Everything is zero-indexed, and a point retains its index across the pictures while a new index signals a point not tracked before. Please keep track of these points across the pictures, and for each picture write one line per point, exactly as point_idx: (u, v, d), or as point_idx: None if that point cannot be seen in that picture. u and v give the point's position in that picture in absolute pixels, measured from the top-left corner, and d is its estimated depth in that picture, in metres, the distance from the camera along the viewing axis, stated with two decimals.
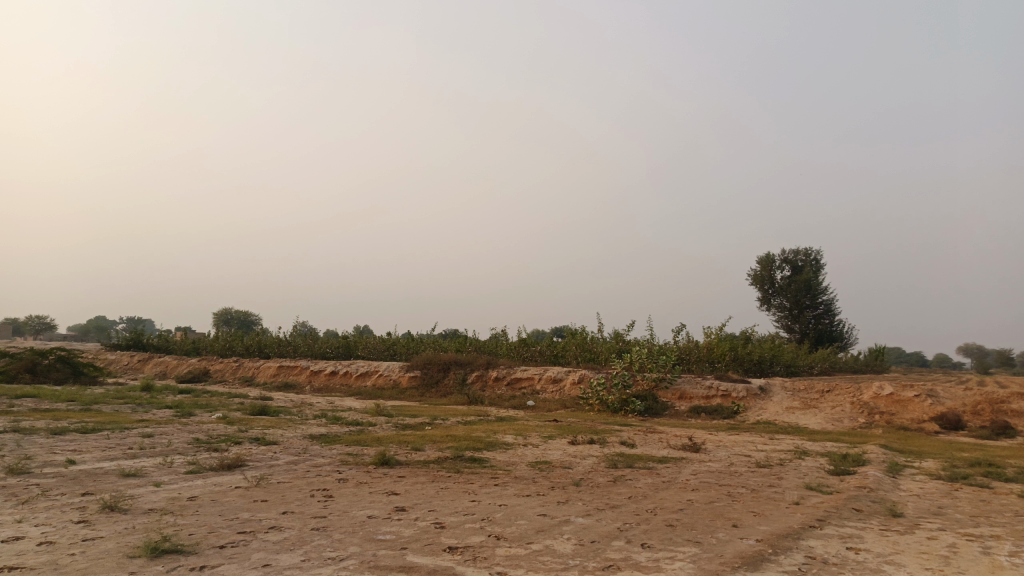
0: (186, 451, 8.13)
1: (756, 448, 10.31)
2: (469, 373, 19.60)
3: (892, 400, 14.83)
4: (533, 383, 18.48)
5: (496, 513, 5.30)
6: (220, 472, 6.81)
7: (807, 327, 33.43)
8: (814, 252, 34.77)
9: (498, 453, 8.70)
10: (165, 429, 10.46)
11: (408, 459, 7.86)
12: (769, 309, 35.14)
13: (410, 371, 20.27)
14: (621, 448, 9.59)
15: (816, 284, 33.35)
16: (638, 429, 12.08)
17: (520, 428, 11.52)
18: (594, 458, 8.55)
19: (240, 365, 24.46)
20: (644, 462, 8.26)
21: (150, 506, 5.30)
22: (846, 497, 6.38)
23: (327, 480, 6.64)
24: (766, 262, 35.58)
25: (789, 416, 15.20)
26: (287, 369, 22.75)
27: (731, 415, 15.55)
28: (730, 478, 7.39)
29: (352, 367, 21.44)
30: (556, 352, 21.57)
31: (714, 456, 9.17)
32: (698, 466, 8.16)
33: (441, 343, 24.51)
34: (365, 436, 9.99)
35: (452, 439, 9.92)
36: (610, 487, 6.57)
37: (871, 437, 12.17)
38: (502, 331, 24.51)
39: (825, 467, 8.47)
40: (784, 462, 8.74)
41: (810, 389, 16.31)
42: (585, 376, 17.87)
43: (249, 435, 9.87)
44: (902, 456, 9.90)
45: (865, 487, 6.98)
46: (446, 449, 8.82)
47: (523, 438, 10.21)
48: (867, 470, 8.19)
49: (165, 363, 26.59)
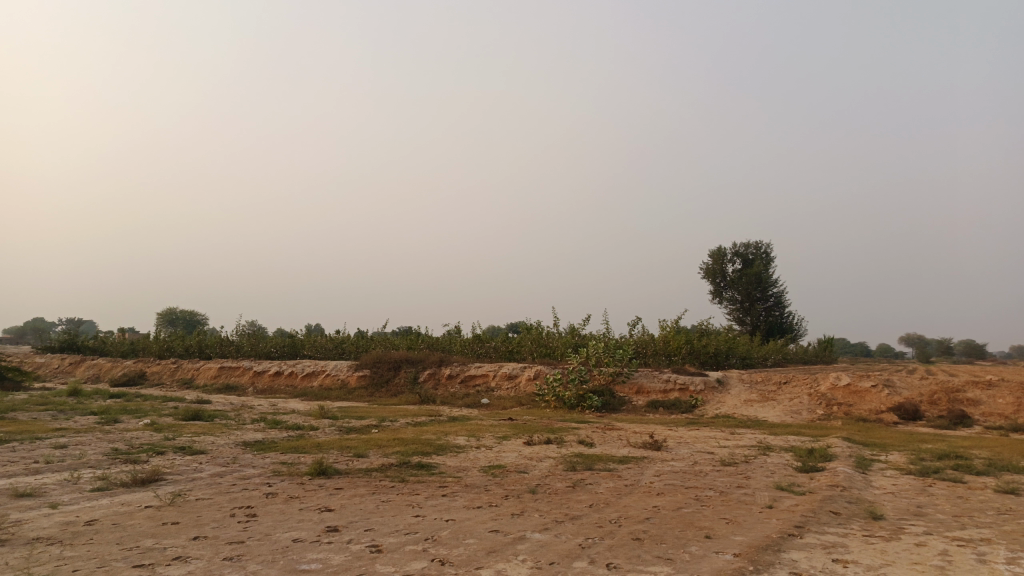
0: (99, 464, 7.29)
1: (719, 444, 9.89)
2: (421, 371, 18.91)
3: (850, 391, 14.68)
4: (488, 380, 17.89)
5: (442, 531, 4.68)
6: (130, 490, 6.03)
7: (759, 319, 33.60)
8: (764, 245, 35.01)
9: (448, 457, 8.06)
10: (83, 438, 9.52)
11: (349, 467, 7.19)
12: (722, 303, 35.22)
13: (359, 370, 19.47)
14: (579, 448, 9.06)
15: (767, 277, 33.53)
16: (596, 427, 11.58)
17: (473, 429, 10.93)
18: (551, 460, 7.98)
19: (179, 366, 23.28)
20: (604, 463, 7.73)
21: (34, 535, 4.54)
22: (822, 498, 5.93)
23: (253, 495, 5.92)
24: (717, 255, 35.66)
25: (747, 409, 14.93)
26: (229, 371, 21.69)
27: (690, 410, 15.21)
28: (696, 479, 6.90)
29: (298, 367, 20.52)
30: (510, 348, 21.02)
31: (676, 454, 8.71)
32: (661, 467, 7.66)
33: (392, 340, 23.73)
34: (305, 442, 9.24)
35: (399, 442, 9.25)
36: (569, 494, 5.99)
37: (832, 429, 11.92)
38: (454, 327, 23.85)
39: (793, 463, 8.07)
40: (749, 460, 8.32)
41: (767, 381, 16.09)
42: (540, 372, 17.34)
43: (175, 444, 9.03)
44: (866, 449, 9.62)
45: (838, 486, 6.57)
46: (392, 454, 8.14)
47: (475, 439, 9.59)
48: (836, 466, 7.81)
49: (99, 366, 25.23)
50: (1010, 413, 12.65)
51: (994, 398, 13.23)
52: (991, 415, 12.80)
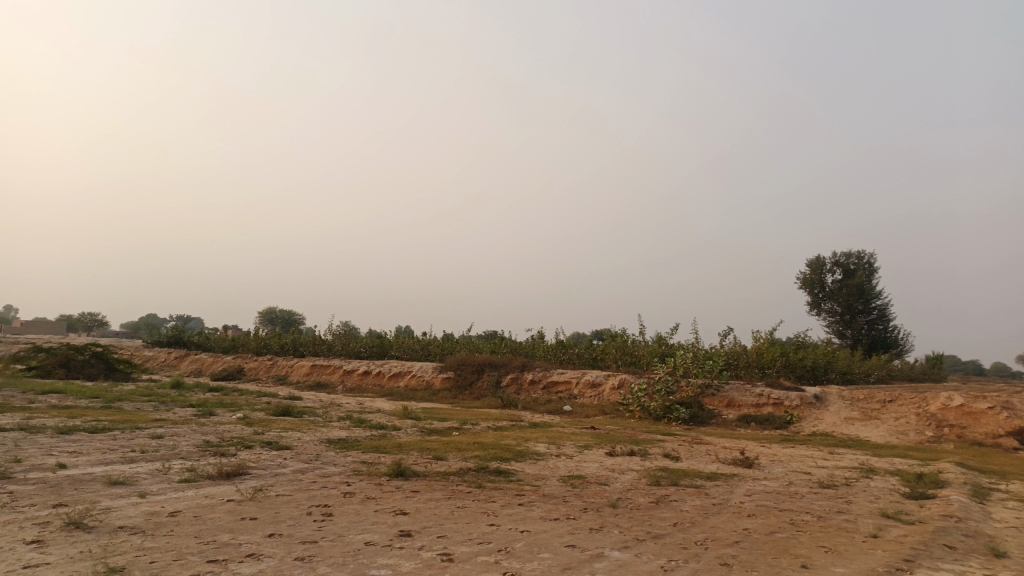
0: (189, 455, 7.51)
1: (816, 464, 9.29)
2: (504, 375, 18.83)
3: (963, 412, 13.59)
4: (571, 387, 17.62)
5: (516, 543, 4.49)
6: (215, 483, 6.14)
7: (860, 332, 31.83)
8: (867, 255, 33.19)
9: (527, 464, 7.88)
10: (178, 430, 9.88)
11: (427, 470, 7.11)
12: (820, 315, 33.59)
13: (443, 372, 19.59)
14: (664, 461, 8.69)
15: (870, 289, 31.75)
16: (682, 440, 11.14)
17: (554, 436, 10.71)
18: (634, 473, 7.67)
19: (274, 363, 24.14)
20: (690, 479, 7.36)
21: (120, 524, 4.64)
22: (934, 530, 5.39)
23: (331, 494, 5.91)
24: (816, 265, 34.07)
25: (847, 427, 14.06)
26: (320, 369, 22.30)
27: (784, 426, 14.47)
28: (790, 501, 6.45)
29: (385, 368, 20.86)
30: (595, 355, 20.67)
31: (769, 473, 8.22)
32: (752, 486, 7.22)
33: (477, 344, 23.80)
34: (386, 442, 9.27)
35: (479, 446, 9.14)
36: (652, 511, 5.69)
37: (943, 453, 11.02)
38: (539, 333, 23.69)
39: (900, 489, 7.44)
40: (850, 483, 7.74)
41: (870, 399, 15.13)
42: (625, 381, 16.94)
43: (262, 439, 9.24)
44: (983, 477, 8.80)
45: (952, 516, 5.98)
46: (471, 459, 8.03)
47: (556, 447, 9.37)
48: (949, 494, 7.15)
49: (201, 361, 26.49)
50: None
51: None
52: None
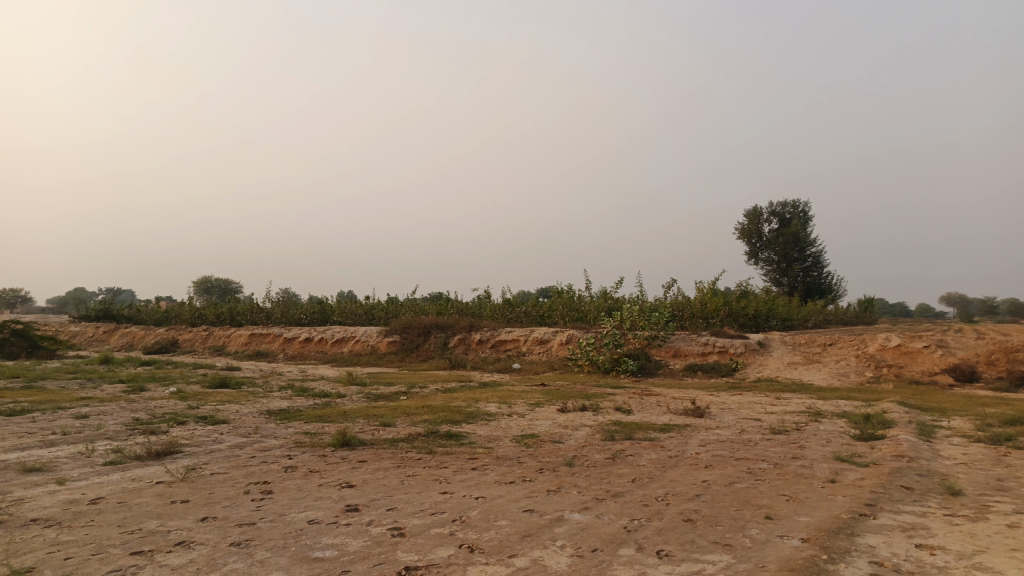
0: (116, 435, 7.01)
1: (765, 410, 9.34)
2: (450, 336, 18.56)
3: (900, 352, 13.97)
4: (519, 345, 17.48)
5: (470, 511, 4.24)
6: (143, 464, 5.70)
7: (796, 280, 32.61)
8: (802, 204, 33.83)
9: (478, 426, 7.64)
10: (106, 407, 9.30)
11: (374, 438, 6.79)
12: (758, 264, 34.23)
13: (388, 335, 19.18)
14: (616, 415, 8.57)
15: (805, 237, 32.46)
16: (633, 392, 11.09)
17: (504, 395, 10.51)
18: (587, 429, 7.51)
19: (211, 333, 23.27)
20: (644, 432, 7.24)
21: (32, 516, 4.20)
22: (889, 471, 5.37)
23: (272, 469, 5.55)
24: (753, 215, 34.55)
25: (791, 372, 14.31)
26: (259, 338, 21.60)
27: (730, 374, 14.64)
28: (745, 450, 6.38)
29: (328, 333, 20.32)
30: (541, 312, 20.54)
31: (721, 422, 8.19)
32: (706, 436, 7.16)
33: (422, 305, 23.40)
34: (331, 410, 8.91)
35: (428, 410, 8.86)
36: (609, 468, 5.52)
37: (884, 393, 11.26)
38: (485, 292, 23.41)
39: (849, 431, 7.48)
40: (801, 427, 7.77)
41: (811, 343, 15.44)
42: (573, 336, 16.87)
43: (197, 413, 8.75)
44: (925, 414, 8.98)
45: (904, 456, 5.99)
46: (420, 423, 7.75)
47: (507, 407, 9.16)
48: (897, 433, 7.21)
49: (133, 334, 25.38)
50: None
51: None
52: None
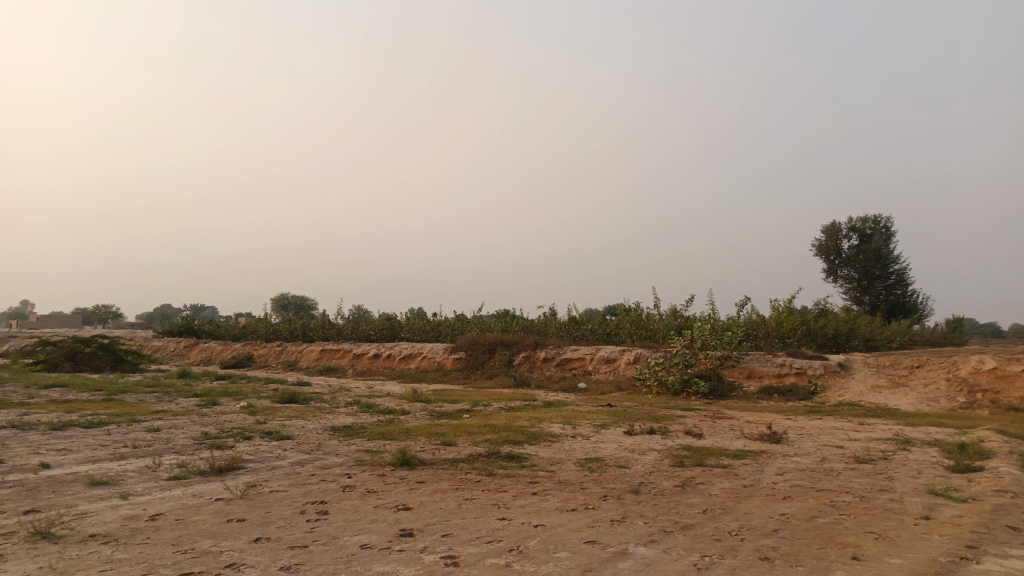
0: (184, 449, 7.10)
1: (847, 437, 8.77)
2: (516, 354, 18.40)
3: (996, 376, 13.02)
4: (586, 364, 17.17)
5: (529, 540, 4.02)
6: (205, 480, 5.71)
7: (878, 298, 31.13)
8: (884, 219, 32.33)
9: (541, 448, 7.41)
10: (177, 421, 9.49)
11: (434, 458, 6.65)
12: (836, 282, 32.86)
13: (454, 353, 19.15)
14: (686, 439, 8.19)
15: (887, 253, 30.98)
16: (704, 415, 10.65)
17: (570, 415, 10.25)
18: (655, 454, 7.18)
19: (283, 349, 23.81)
20: (716, 459, 6.86)
21: (92, 531, 4.20)
22: (991, 508, 4.87)
23: (330, 488, 5.47)
24: (831, 231, 33.22)
25: (875, 396, 13.52)
26: (329, 354, 21.95)
27: (808, 397, 13.94)
28: (827, 480, 5.94)
29: (395, 350, 20.47)
30: (609, 330, 20.17)
31: (799, 449, 7.71)
32: (784, 464, 6.72)
33: (488, 323, 23.34)
34: (394, 427, 8.84)
35: (491, 429, 8.68)
36: (678, 497, 5.21)
37: (980, 420, 10.46)
38: (552, 309, 23.19)
39: (943, 462, 6.91)
40: (888, 456, 7.22)
41: (897, 365, 14.58)
42: (641, 355, 16.44)
43: (263, 428, 8.83)
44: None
45: (1007, 491, 5.45)
46: (482, 443, 7.57)
47: (572, 428, 8.90)
48: (997, 465, 6.60)
49: (211, 349, 26.23)
50: None
51: None
52: None
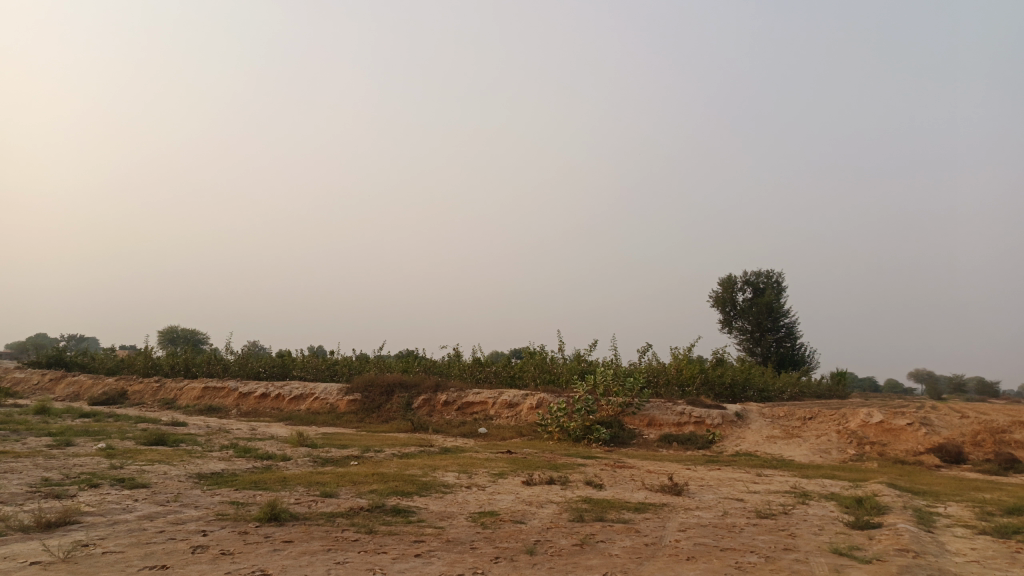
0: (11, 499, 6.07)
1: (747, 489, 8.60)
2: (415, 396, 17.65)
3: (882, 429, 13.41)
4: (487, 408, 16.63)
5: None
6: (25, 538, 4.80)
7: (769, 350, 32.24)
8: (776, 275, 33.75)
9: (431, 500, 6.81)
10: (16, 464, 8.28)
11: (309, 511, 5.93)
12: (731, 333, 33.86)
13: (349, 394, 18.18)
14: (586, 490, 7.78)
15: (778, 307, 32.24)
16: (605, 464, 10.33)
17: (466, 463, 9.66)
18: (553, 507, 6.71)
19: (162, 386, 22.05)
20: (617, 512, 6.46)
21: None
22: (897, 571, 4.65)
23: (179, 549, 4.69)
24: (727, 283, 34.36)
25: (770, 446, 13.62)
26: (213, 391, 20.45)
27: (706, 446, 13.90)
28: (730, 538, 5.64)
29: (286, 389, 19.29)
30: (512, 374, 19.76)
31: (700, 502, 7.43)
32: (685, 519, 6.40)
33: (388, 363, 22.47)
34: (270, 475, 8.00)
35: (379, 478, 8.00)
36: (575, 558, 4.74)
37: (871, 473, 10.60)
38: (454, 351, 22.59)
39: (842, 517, 6.76)
40: (788, 511, 7.04)
41: (790, 416, 14.83)
42: (543, 400, 16.07)
43: (117, 474, 7.79)
44: (918, 498, 8.30)
45: (909, 551, 5.29)
46: (366, 495, 6.87)
47: (467, 477, 8.33)
48: (895, 522, 6.49)
49: (80, 384, 24.02)
50: None
51: None
52: None
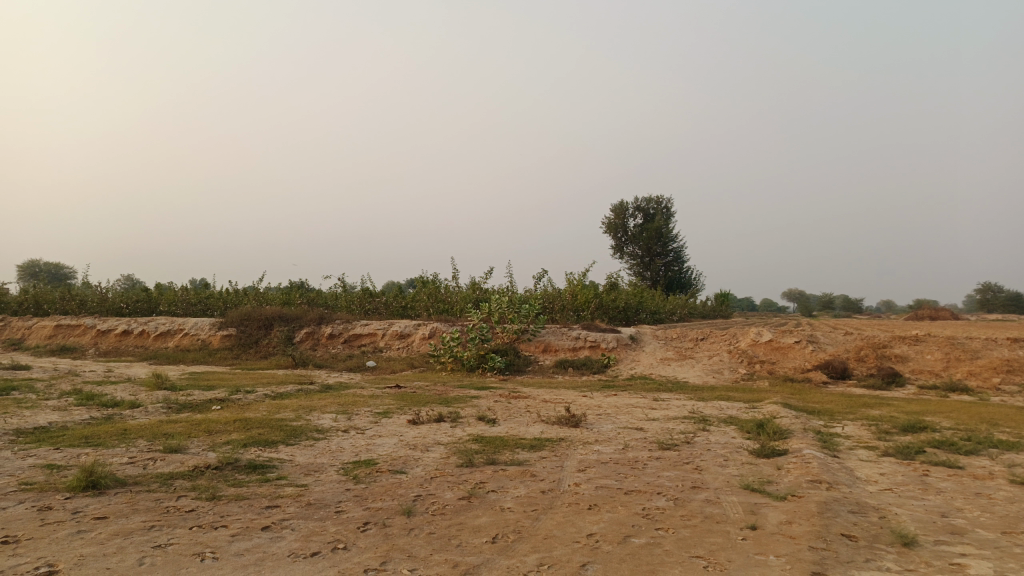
0: None
1: (646, 416, 8.18)
2: (297, 330, 16.46)
3: (772, 347, 13.55)
4: (376, 340, 15.72)
5: None
6: None
7: (658, 274, 32.72)
8: (665, 200, 33.98)
9: (299, 449, 5.89)
10: None
11: (142, 475, 4.89)
12: (622, 258, 34.05)
13: (223, 329, 16.73)
14: (477, 427, 7.08)
15: (667, 232, 32.57)
16: (498, 395, 9.72)
17: (348, 402, 8.78)
18: (440, 450, 5.95)
19: (6, 325, 19.67)
20: (511, 454, 5.77)
21: None
22: (817, 509, 4.18)
23: None
24: (619, 210, 34.30)
25: (664, 369, 13.47)
26: (67, 330, 18.40)
27: (602, 370, 13.63)
28: (635, 477, 5.07)
29: (150, 326, 17.56)
30: (403, 303, 18.81)
31: (599, 434, 6.89)
32: (585, 456, 5.80)
33: (268, 295, 20.95)
34: (109, 428, 6.80)
35: (242, 425, 6.98)
36: (462, 518, 4.00)
37: (764, 393, 10.55)
38: (339, 281, 21.27)
39: (747, 445, 6.38)
40: (691, 440, 6.60)
41: (683, 337, 14.79)
42: (436, 330, 15.29)
43: None
44: (815, 419, 8.14)
45: (823, 484, 4.88)
46: (220, 447, 5.86)
47: (345, 418, 7.45)
48: (801, 448, 6.15)
49: None
50: (941, 371, 11.87)
51: (922, 355, 12.46)
52: (921, 372, 11.98)
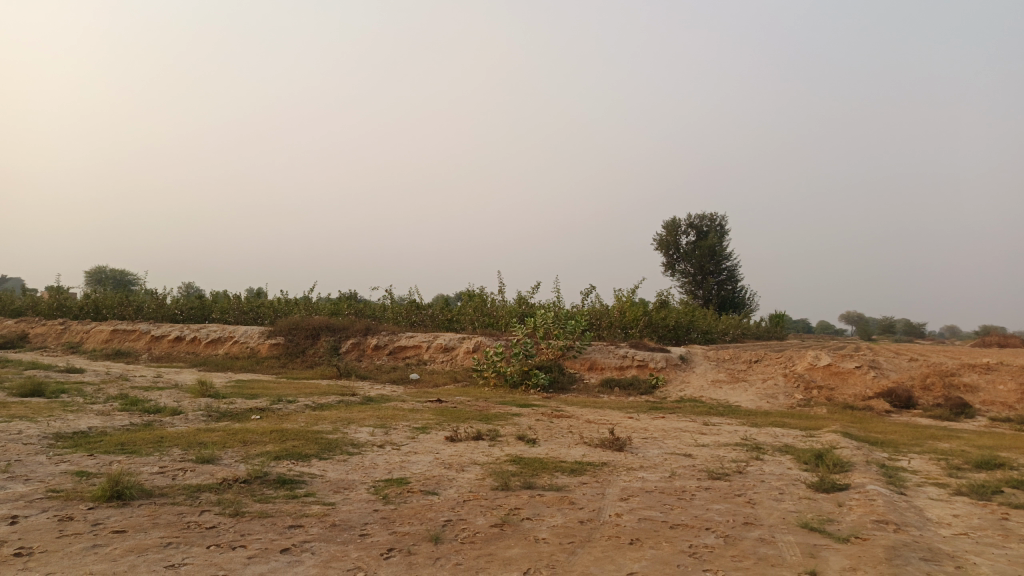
0: None
1: (695, 442, 7.78)
2: (343, 341, 16.47)
3: (830, 372, 12.92)
4: (420, 352, 15.62)
5: None
6: None
7: (710, 293, 31.98)
8: (719, 218, 33.26)
9: (331, 465, 5.71)
10: None
11: (168, 487, 4.76)
12: (674, 275, 33.42)
13: (271, 338, 16.86)
14: (517, 448, 6.80)
15: (720, 250, 31.84)
16: (541, 413, 9.42)
17: (387, 415, 8.61)
18: (476, 470, 5.69)
19: (67, 328, 20.25)
20: (550, 478, 5.48)
21: None
22: (884, 555, 3.78)
23: None
24: (671, 227, 33.71)
25: (715, 392, 12.97)
26: (123, 335, 18.83)
27: (650, 391, 13.19)
28: (682, 509, 4.72)
29: (202, 332, 17.84)
30: (449, 316, 18.70)
31: (644, 459, 6.53)
32: (629, 483, 5.47)
33: (317, 305, 21.09)
34: (146, 435, 6.75)
35: (278, 437, 6.85)
36: (492, 548, 3.73)
37: (822, 420, 9.99)
38: (387, 292, 21.29)
39: (804, 477, 5.94)
40: (743, 470, 6.19)
41: (735, 359, 14.25)
42: (481, 344, 15.09)
43: None
44: (878, 450, 7.62)
45: (890, 525, 4.45)
46: (252, 459, 5.73)
47: (382, 433, 7.27)
48: (864, 483, 5.69)
49: None
50: (1015, 403, 11.10)
51: (994, 385, 11.69)
52: (993, 403, 11.23)
